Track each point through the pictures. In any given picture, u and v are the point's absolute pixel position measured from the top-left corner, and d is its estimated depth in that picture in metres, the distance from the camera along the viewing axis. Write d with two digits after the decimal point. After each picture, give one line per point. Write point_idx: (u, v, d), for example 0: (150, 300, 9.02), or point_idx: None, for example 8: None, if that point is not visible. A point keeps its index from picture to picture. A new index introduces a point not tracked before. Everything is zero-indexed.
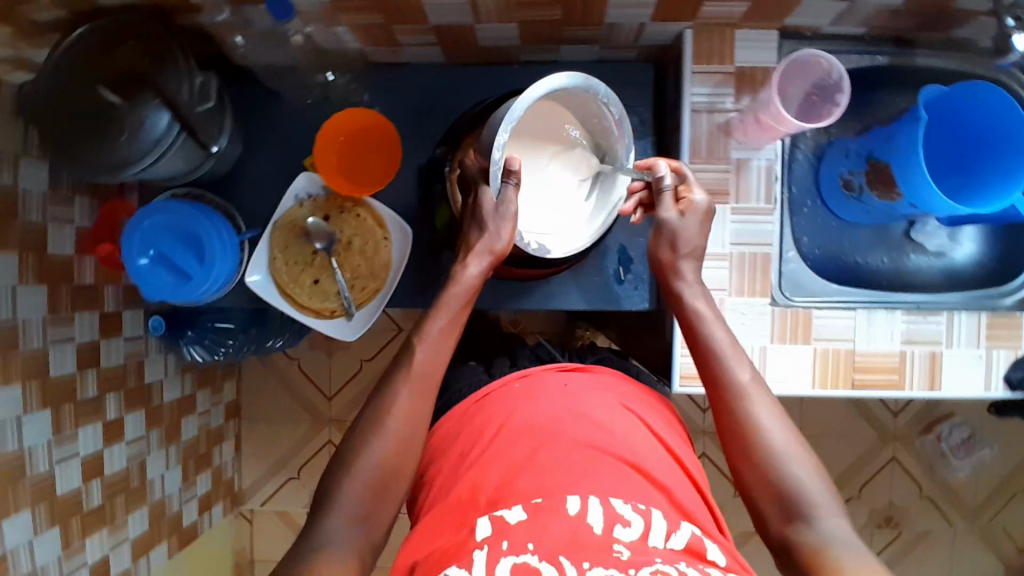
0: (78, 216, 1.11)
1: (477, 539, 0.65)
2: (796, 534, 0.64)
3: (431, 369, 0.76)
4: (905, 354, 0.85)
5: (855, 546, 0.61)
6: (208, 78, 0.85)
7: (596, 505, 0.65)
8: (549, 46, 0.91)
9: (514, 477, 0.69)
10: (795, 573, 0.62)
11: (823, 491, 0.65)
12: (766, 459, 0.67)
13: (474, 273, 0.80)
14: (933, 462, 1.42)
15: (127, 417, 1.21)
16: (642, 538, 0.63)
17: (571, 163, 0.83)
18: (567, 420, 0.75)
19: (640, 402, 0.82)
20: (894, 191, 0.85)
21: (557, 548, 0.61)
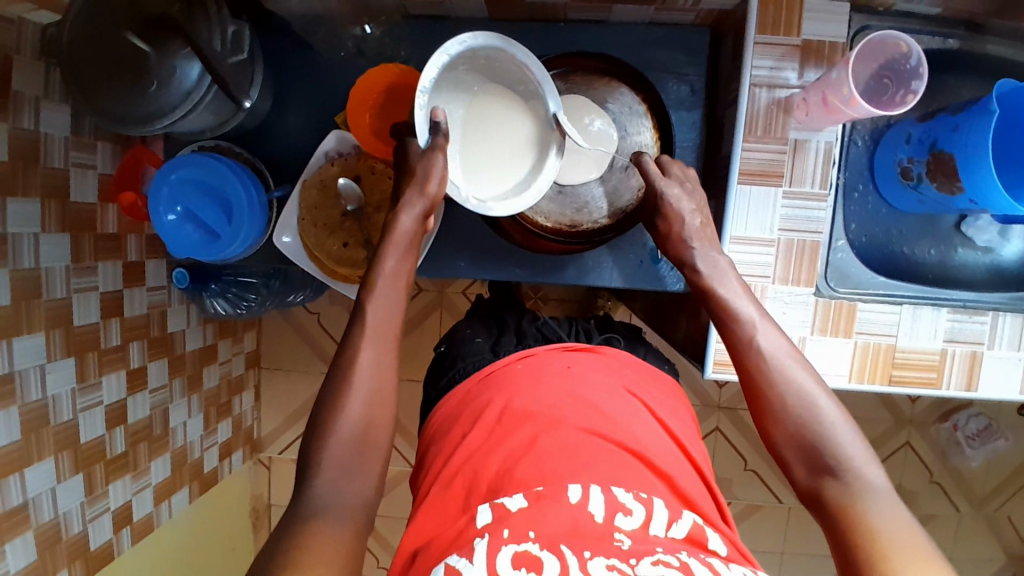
0: (100, 162, 1.07)
1: (477, 526, 0.59)
2: (824, 485, 0.57)
3: (385, 321, 0.69)
4: (946, 352, 0.83)
5: (893, 504, 0.54)
6: (242, 28, 0.80)
7: (597, 493, 0.59)
8: (601, 6, 0.86)
9: (512, 464, 0.62)
10: (828, 529, 0.56)
11: (853, 442, 0.58)
12: (783, 407, 0.61)
13: (409, 221, 0.72)
14: (946, 449, 1.43)
15: (150, 366, 1.21)
16: (643, 527, 0.57)
17: (514, 124, 0.76)
18: (566, 400, 0.68)
19: (647, 387, 0.74)
20: (954, 185, 0.80)
21: (559, 540, 0.55)
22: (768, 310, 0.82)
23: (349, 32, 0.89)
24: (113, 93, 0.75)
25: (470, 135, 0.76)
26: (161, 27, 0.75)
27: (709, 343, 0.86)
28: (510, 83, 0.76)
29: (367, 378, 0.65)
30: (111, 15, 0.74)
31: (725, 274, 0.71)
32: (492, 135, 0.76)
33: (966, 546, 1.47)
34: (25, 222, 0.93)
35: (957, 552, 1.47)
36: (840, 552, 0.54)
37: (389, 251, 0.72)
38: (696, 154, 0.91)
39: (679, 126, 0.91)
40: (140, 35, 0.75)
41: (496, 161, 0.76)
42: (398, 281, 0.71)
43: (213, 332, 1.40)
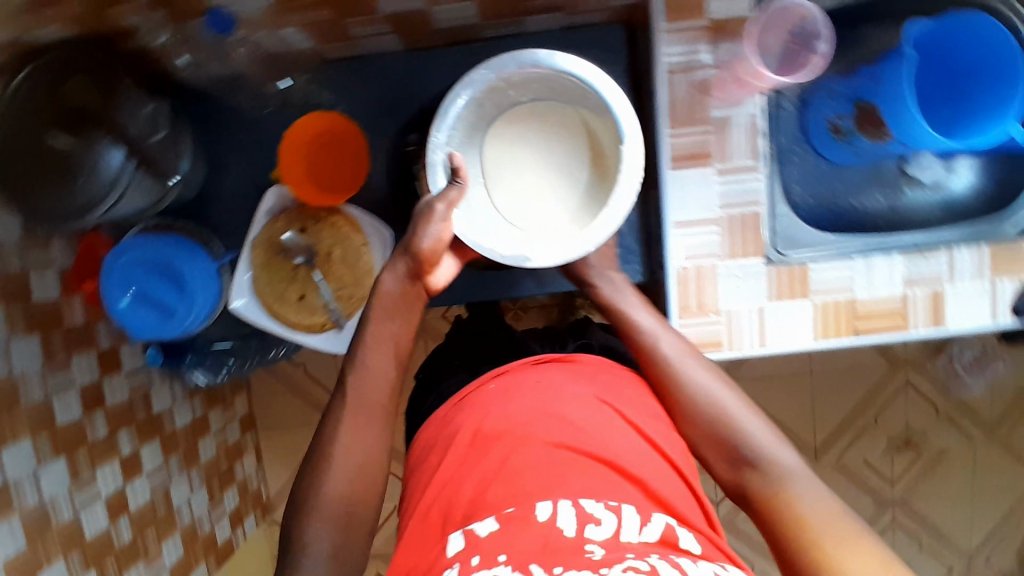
0: (58, 257, 1.09)
1: (449, 556, 0.59)
2: (747, 478, 0.68)
3: (372, 389, 0.71)
4: (907, 297, 0.83)
5: (809, 482, 0.65)
6: (161, 105, 0.83)
7: (567, 507, 0.59)
8: (509, 19, 0.87)
9: (484, 488, 0.62)
10: (755, 515, 0.66)
11: (767, 437, 0.69)
12: (699, 411, 0.72)
13: (392, 282, 0.75)
14: (946, 383, 1.42)
15: (143, 449, 1.21)
16: (615, 535, 0.57)
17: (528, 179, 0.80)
18: (539, 416, 0.67)
19: (626, 391, 0.73)
20: (884, 133, 0.81)
21: (529, 560, 0.55)
22: (722, 286, 0.83)
23: (271, 90, 0.90)
24: (41, 196, 0.74)
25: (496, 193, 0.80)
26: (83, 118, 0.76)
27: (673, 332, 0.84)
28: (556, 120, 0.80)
29: (359, 437, 0.68)
30: (29, 117, 0.74)
31: (639, 306, 0.82)
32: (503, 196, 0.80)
33: (986, 476, 1.46)
34: None
35: (979, 484, 1.46)
36: (770, 534, 0.64)
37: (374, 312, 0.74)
38: None
39: None
40: (64, 131, 0.75)
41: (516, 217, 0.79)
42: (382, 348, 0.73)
43: (201, 403, 1.40)
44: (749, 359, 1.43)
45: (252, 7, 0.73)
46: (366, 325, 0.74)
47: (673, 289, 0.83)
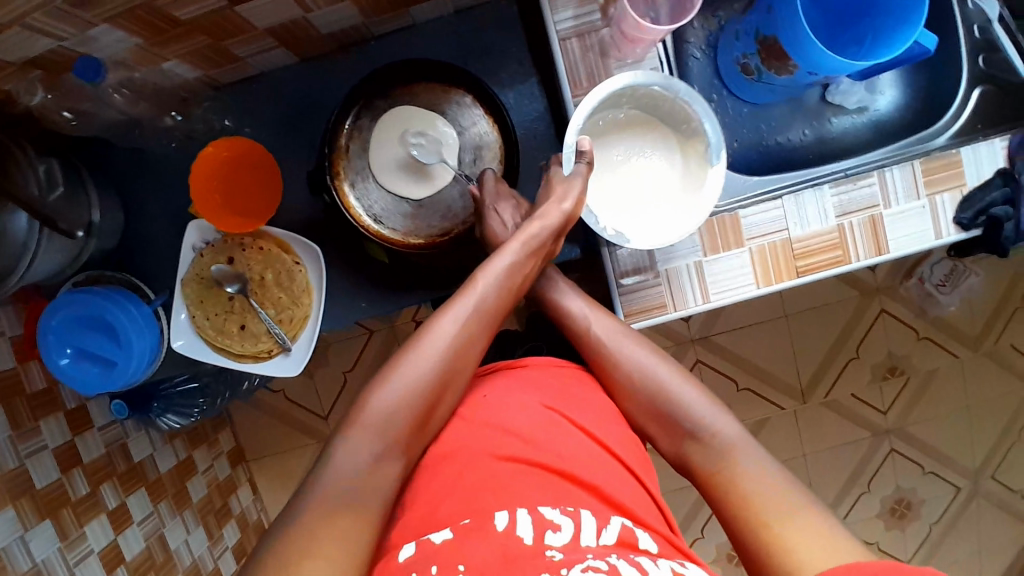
0: (7, 326, 1.08)
1: (399, 565, 0.57)
2: (693, 454, 0.71)
3: (467, 334, 0.71)
4: (843, 227, 0.81)
5: (751, 450, 0.69)
6: (52, 163, 0.79)
7: (524, 515, 0.58)
8: (395, 14, 0.85)
9: (436, 505, 0.61)
10: (701, 489, 0.70)
11: (709, 410, 0.73)
12: (642, 390, 0.74)
13: (538, 228, 0.76)
14: (922, 304, 1.40)
15: (130, 499, 1.21)
16: (574, 539, 0.56)
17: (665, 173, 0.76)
18: (488, 431, 0.66)
19: (573, 391, 0.72)
20: (789, 65, 0.77)
21: (489, 570, 0.53)
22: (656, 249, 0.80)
23: (173, 125, 0.88)
24: None
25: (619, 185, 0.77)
26: None
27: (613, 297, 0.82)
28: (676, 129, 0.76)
29: (438, 343, 0.69)
30: None
31: (568, 289, 0.82)
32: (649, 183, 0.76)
33: (978, 389, 1.44)
34: None
35: (972, 398, 1.44)
36: (716, 505, 0.67)
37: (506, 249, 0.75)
38: (545, 121, 0.90)
39: (518, 100, 0.90)
40: None
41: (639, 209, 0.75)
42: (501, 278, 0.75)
43: (184, 445, 1.40)
44: (722, 312, 1.41)
45: (117, 48, 0.71)
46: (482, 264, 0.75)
47: (606, 260, 0.81)
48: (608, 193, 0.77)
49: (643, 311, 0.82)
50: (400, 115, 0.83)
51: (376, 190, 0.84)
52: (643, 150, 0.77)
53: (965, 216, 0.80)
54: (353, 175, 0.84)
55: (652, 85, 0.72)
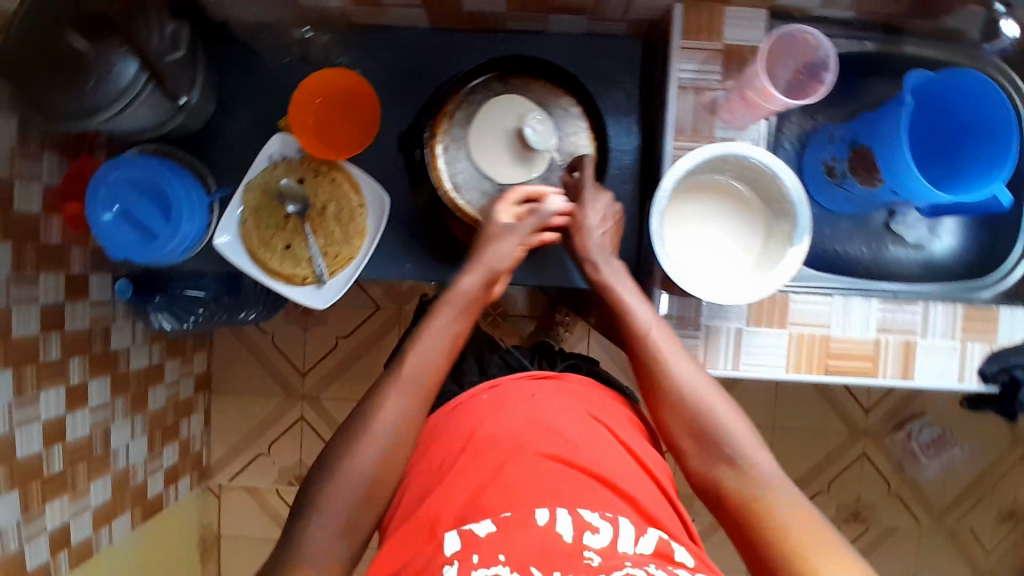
0: (46, 173, 1.06)
1: (446, 554, 0.58)
2: (723, 476, 0.70)
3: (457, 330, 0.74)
4: (880, 342, 0.84)
5: (782, 479, 0.68)
6: (179, 27, 0.82)
7: (564, 515, 0.60)
8: (536, 16, 0.88)
9: (480, 492, 0.63)
10: (725, 514, 0.69)
11: (744, 432, 0.72)
12: (681, 401, 0.73)
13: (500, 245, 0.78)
14: (902, 460, 1.43)
15: (92, 382, 1.17)
16: (612, 543, 0.58)
17: (741, 241, 0.80)
18: (530, 428, 0.68)
19: (609, 410, 0.75)
20: (875, 179, 0.83)
21: (528, 562, 0.55)
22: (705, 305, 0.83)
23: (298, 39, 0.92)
24: (47, 89, 0.74)
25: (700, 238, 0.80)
26: (100, 25, 0.75)
27: None
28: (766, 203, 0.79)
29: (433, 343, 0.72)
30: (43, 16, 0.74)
31: (621, 275, 0.81)
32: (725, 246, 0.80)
33: (929, 560, 1.46)
34: None
35: (921, 566, 1.46)
36: (742, 530, 0.66)
37: (443, 308, 0.74)
38: (633, 157, 0.94)
39: (615, 130, 0.93)
40: (79, 32, 0.74)
41: (712, 267, 0.79)
42: (444, 343, 0.72)
43: (161, 351, 1.36)
44: None
45: None
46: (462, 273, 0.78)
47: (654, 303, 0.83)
48: (682, 244, 0.79)
49: None
50: (506, 101, 0.87)
51: (464, 162, 0.87)
52: (728, 214, 0.80)
53: (989, 368, 0.85)
54: (449, 141, 0.88)
55: (749, 157, 0.74)
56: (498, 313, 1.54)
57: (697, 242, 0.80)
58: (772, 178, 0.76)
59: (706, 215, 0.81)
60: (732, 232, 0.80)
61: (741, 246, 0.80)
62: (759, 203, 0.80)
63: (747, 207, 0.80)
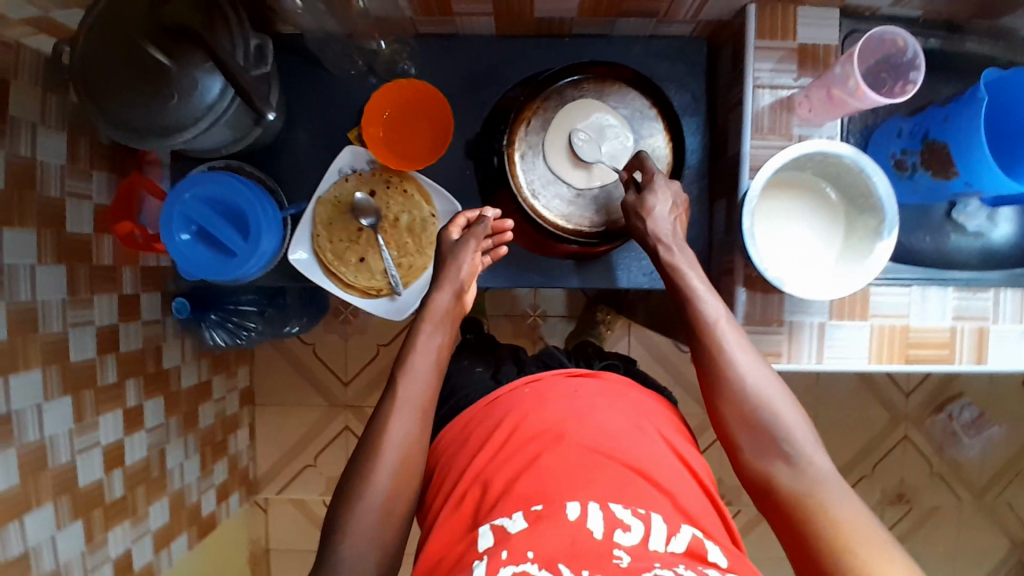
0: (95, 190, 1.02)
1: (478, 549, 0.58)
2: (778, 475, 0.66)
3: (440, 349, 0.75)
4: (956, 330, 0.87)
5: (843, 488, 0.63)
6: (265, 40, 0.78)
7: (596, 510, 0.58)
8: (605, 20, 0.89)
9: (517, 480, 0.62)
10: (777, 516, 0.65)
11: (803, 430, 0.67)
12: (744, 397, 0.68)
13: (466, 261, 0.80)
14: (943, 442, 1.47)
15: (147, 404, 1.16)
16: (643, 542, 0.56)
17: (827, 238, 0.81)
18: (570, 422, 0.67)
19: (656, 414, 0.73)
20: (949, 171, 0.84)
21: (558, 558, 0.54)
22: (788, 302, 0.84)
23: (374, 51, 0.89)
24: (128, 102, 0.73)
25: (786, 236, 0.81)
26: (183, 39, 0.72)
27: None
28: (853, 200, 0.80)
29: (422, 360, 0.73)
30: (128, 26, 0.72)
31: (693, 261, 0.77)
32: (812, 243, 0.81)
33: (970, 537, 1.50)
34: (21, 254, 0.87)
35: (962, 544, 1.50)
36: (796, 535, 0.62)
37: (424, 325, 0.76)
38: (700, 157, 0.95)
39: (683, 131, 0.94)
40: (163, 48, 0.73)
41: (799, 263, 0.80)
42: (433, 358, 0.74)
43: (207, 367, 1.35)
44: None
45: None
46: (432, 289, 0.79)
47: (739, 301, 0.84)
48: (767, 241, 0.80)
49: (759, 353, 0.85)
50: (584, 107, 0.86)
51: (542, 167, 0.86)
52: (813, 211, 0.82)
53: None
54: (525, 147, 0.86)
55: (840, 156, 0.76)
56: (537, 314, 1.54)
57: (784, 240, 0.81)
58: (862, 175, 0.76)
59: (791, 213, 0.81)
60: (818, 229, 0.81)
61: (824, 241, 0.81)
62: (843, 199, 0.81)
63: (831, 203, 0.82)
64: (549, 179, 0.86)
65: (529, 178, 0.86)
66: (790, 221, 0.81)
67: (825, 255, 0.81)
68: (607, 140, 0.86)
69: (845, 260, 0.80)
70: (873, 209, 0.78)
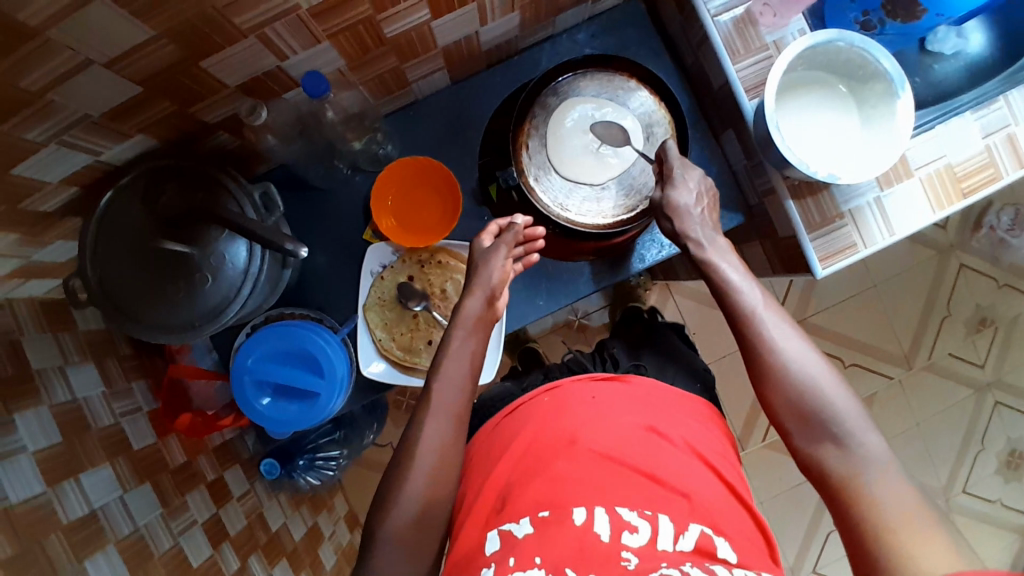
0: (143, 400, 0.95)
1: (486, 554, 0.64)
2: (826, 456, 0.66)
3: (472, 358, 0.77)
4: (991, 147, 0.88)
5: (891, 471, 0.63)
6: (266, 186, 0.78)
7: (602, 514, 0.64)
8: (545, 23, 0.90)
9: (533, 487, 0.67)
10: (824, 491, 0.66)
11: (855, 412, 0.67)
12: (788, 376, 0.69)
13: (494, 267, 0.80)
14: (996, 253, 1.49)
15: (275, 572, 1.08)
16: (650, 543, 0.62)
17: (850, 120, 0.82)
18: (597, 432, 0.72)
19: (664, 412, 0.76)
20: (916, 12, 0.89)
21: (566, 561, 0.59)
22: (838, 193, 0.85)
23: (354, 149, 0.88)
24: (169, 303, 0.72)
25: (811, 135, 0.82)
26: (192, 221, 0.72)
27: (804, 248, 0.85)
28: (855, 76, 0.81)
29: (458, 370, 0.75)
30: (133, 231, 0.71)
31: (726, 253, 0.78)
32: (840, 130, 0.82)
33: None
34: (106, 491, 0.80)
35: None
36: (844, 517, 0.63)
37: (455, 331, 0.77)
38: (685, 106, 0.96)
39: None
40: (177, 237, 0.72)
41: (834, 154, 0.81)
42: (467, 364, 0.76)
43: (309, 511, 1.31)
44: (816, 293, 1.48)
45: (324, 69, 0.74)
46: (463, 295, 0.79)
47: (794, 213, 0.85)
48: (796, 148, 0.81)
49: (835, 253, 0.85)
50: (570, 108, 0.86)
51: (558, 180, 0.86)
52: (826, 101, 0.83)
53: None
54: (534, 169, 0.86)
55: (829, 42, 0.77)
56: (580, 317, 1.51)
57: (812, 139, 0.82)
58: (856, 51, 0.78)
59: (806, 111, 0.82)
60: (839, 115, 0.82)
61: (846, 123, 0.82)
62: (846, 79, 0.83)
63: (839, 87, 0.83)
64: (568, 188, 0.86)
65: (553, 196, 0.86)
66: (809, 118, 0.82)
67: (858, 135, 0.82)
68: (605, 128, 0.86)
69: (876, 131, 0.80)
70: (879, 77, 0.79)
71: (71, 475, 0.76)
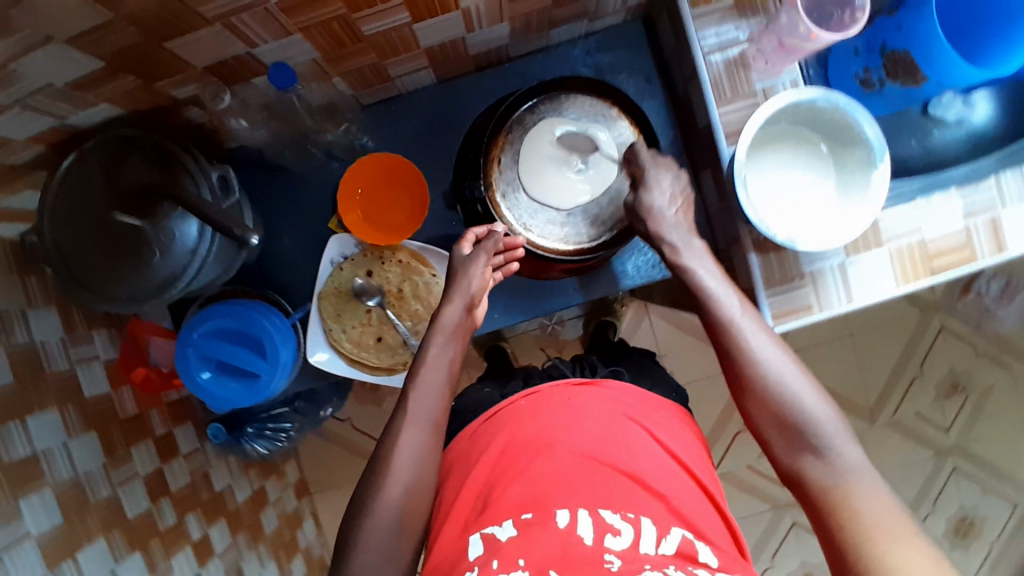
0: (100, 348, 0.94)
1: (470, 559, 0.61)
2: (807, 465, 0.66)
3: (444, 360, 0.76)
4: (970, 228, 0.86)
5: (869, 475, 0.64)
6: (226, 171, 0.80)
7: (585, 517, 0.62)
8: (538, 35, 0.89)
9: (509, 487, 0.65)
10: (806, 501, 0.66)
11: (830, 417, 0.67)
12: (770, 389, 0.69)
13: (476, 275, 0.80)
14: (979, 319, 1.47)
15: (212, 531, 1.09)
16: (633, 546, 0.60)
17: (825, 181, 0.81)
18: (570, 428, 0.71)
19: (646, 409, 0.76)
20: (917, 76, 0.84)
21: (548, 565, 0.57)
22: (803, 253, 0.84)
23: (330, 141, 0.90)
24: (116, 274, 0.72)
25: (784, 193, 0.81)
26: (148, 197, 0.72)
27: (760, 301, 0.85)
28: (835, 137, 0.80)
29: (430, 372, 0.75)
30: (88, 200, 0.71)
31: (701, 257, 0.78)
32: (813, 190, 0.81)
33: None
34: (50, 436, 0.80)
35: None
36: (824, 529, 0.63)
37: (435, 337, 0.77)
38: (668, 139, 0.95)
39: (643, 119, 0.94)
40: (131, 211, 0.72)
41: (806, 214, 0.80)
42: (445, 369, 0.76)
43: (257, 474, 1.34)
44: (790, 334, 1.47)
45: (302, 59, 0.73)
46: (443, 302, 0.80)
47: (756, 265, 0.84)
48: (767, 202, 0.80)
49: (790, 311, 0.85)
50: (546, 128, 0.85)
51: (526, 200, 0.85)
52: (806, 160, 0.81)
53: None
54: (504, 186, 0.86)
55: (813, 101, 0.76)
56: (554, 324, 1.50)
57: (785, 197, 0.81)
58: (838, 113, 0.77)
59: (783, 167, 0.81)
60: (814, 175, 0.81)
61: (821, 184, 0.81)
62: (828, 139, 0.81)
63: (820, 146, 0.81)
64: (535, 208, 0.85)
65: (518, 214, 0.86)
66: (785, 175, 0.81)
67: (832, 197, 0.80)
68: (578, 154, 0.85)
69: (851, 197, 0.79)
70: (859, 142, 0.77)
71: (20, 417, 0.76)
